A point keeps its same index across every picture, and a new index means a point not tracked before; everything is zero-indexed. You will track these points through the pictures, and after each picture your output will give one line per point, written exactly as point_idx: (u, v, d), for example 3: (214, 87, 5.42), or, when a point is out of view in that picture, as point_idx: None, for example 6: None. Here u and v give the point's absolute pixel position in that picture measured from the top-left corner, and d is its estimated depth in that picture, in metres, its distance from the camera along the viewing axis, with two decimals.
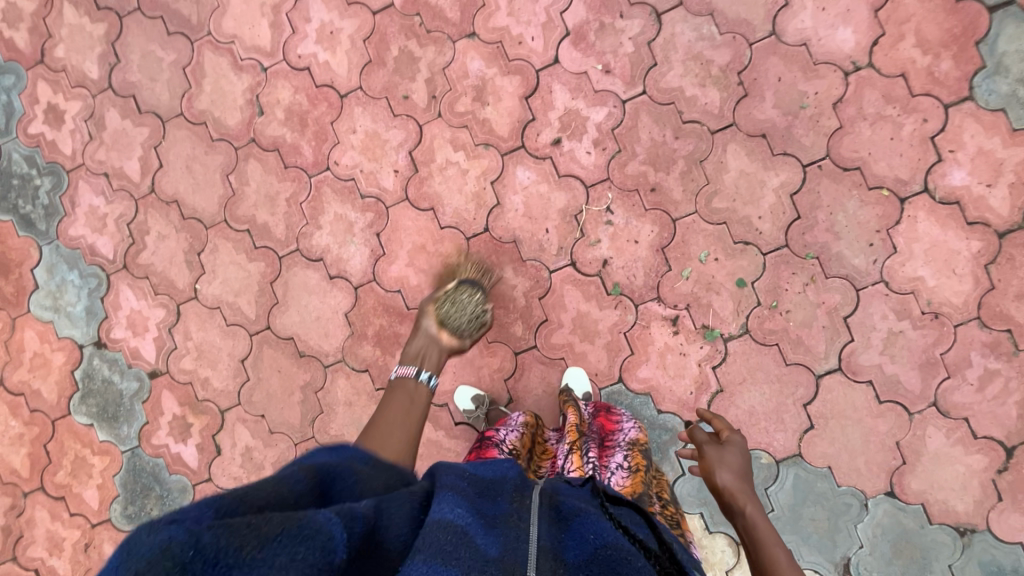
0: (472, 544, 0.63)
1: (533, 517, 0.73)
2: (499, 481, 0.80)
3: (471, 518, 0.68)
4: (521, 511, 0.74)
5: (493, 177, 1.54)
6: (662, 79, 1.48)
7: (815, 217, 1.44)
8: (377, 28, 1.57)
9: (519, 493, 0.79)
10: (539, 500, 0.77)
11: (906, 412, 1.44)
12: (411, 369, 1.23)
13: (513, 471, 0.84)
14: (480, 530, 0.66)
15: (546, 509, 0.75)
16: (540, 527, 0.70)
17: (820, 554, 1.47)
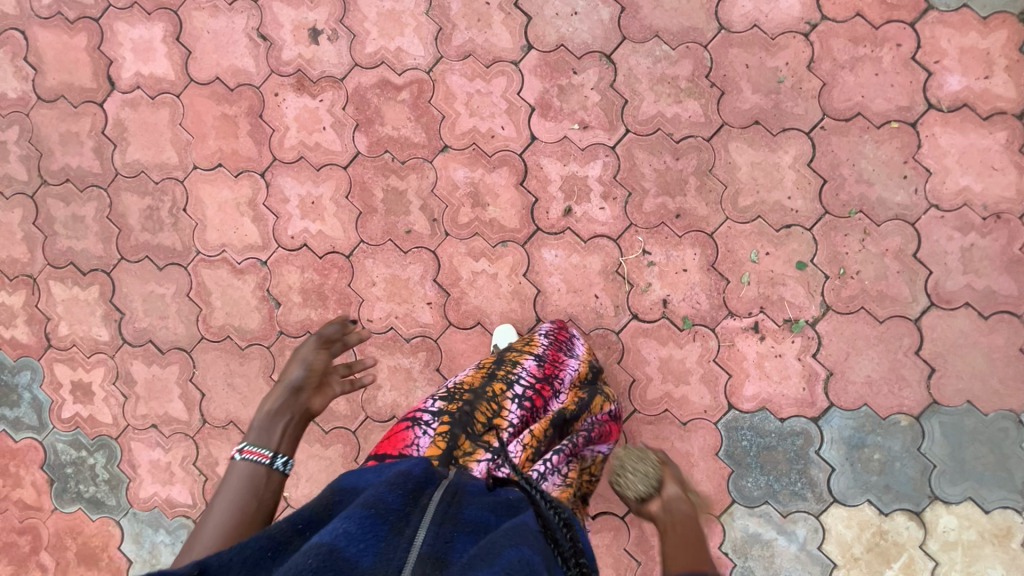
0: (346, 563, 0.60)
1: (427, 520, 0.67)
2: (412, 483, 0.73)
3: (359, 533, 0.64)
4: (420, 514, 0.69)
5: (524, 269, 1.51)
6: (638, 112, 1.49)
7: (840, 175, 1.43)
8: (355, 180, 1.57)
9: (420, 492, 0.72)
10: (441, 498, 0.72)
11: (1016, 316, 1.40)
12: (263, 454, 0.80)
13: (422, 468, 0.77)
14: (361, 547, 0.62)
15: (445, 509, 0.70)
16: (427, 531, 0.66)
17: (1001, 489, 1.41)
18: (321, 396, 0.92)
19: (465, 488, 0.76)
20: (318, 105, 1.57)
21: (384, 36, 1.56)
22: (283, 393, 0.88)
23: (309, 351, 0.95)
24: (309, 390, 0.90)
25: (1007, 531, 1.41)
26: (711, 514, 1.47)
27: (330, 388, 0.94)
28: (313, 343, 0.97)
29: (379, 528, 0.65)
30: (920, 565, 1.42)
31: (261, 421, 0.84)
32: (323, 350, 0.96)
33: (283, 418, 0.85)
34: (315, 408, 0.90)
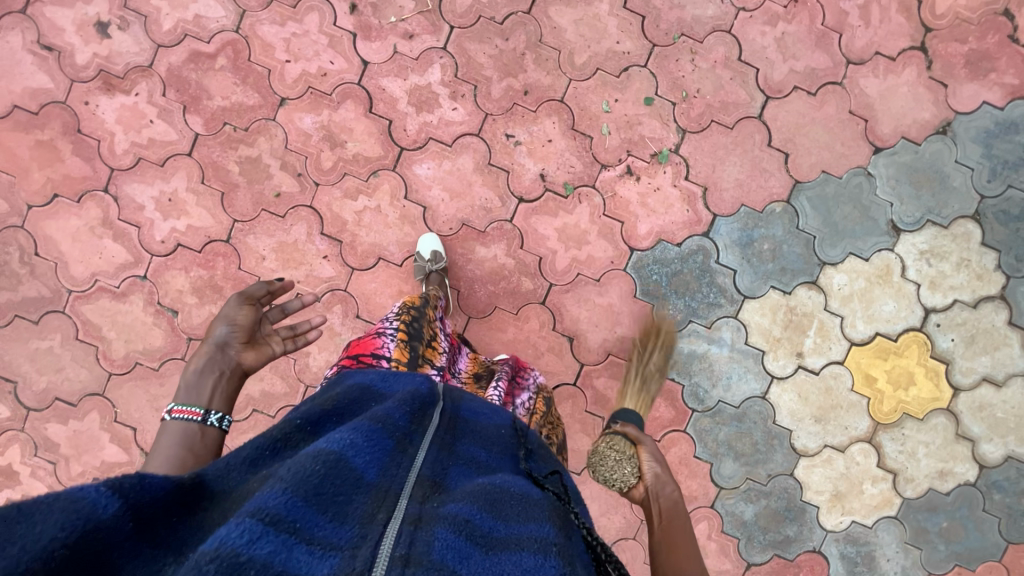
0: (353, 473, 0.61)
1: (427, 442, 0.73)
2: (418, 402, 0.77)
3: (366, 442, 0.65)
4: (414, 433, 0.73)
5: (403, 192, 1.52)
6: (456, 5, 1.50)
7: (654, 6, 1.51)
8: (204, 163, 1.51)
9: (422, 413, 0.77)
10: (440, 424, 0.78)
11: (837, 84, 1.55)
12: (194, 412, 0.87)
13: (428, 387, 0.82)
14: (369, 459, 0.64)
15: (444, 434, 0.77)
16: (428, 455, 0.71)
17: (872, 236, 1.59)
18: (252, 351, 1.00)
19: (459, 410, 0.84)
20: (136, 100, 1.49)
21: (176, 7, 1.48)
22: (210, 352, 0.95)
23: (235, 309, 1.01)
24: (237, 346, 0.98)
25: (887, 269, 1.60)
26: (649, 350, 1.58)
27: (265, 344, 1.02)
28: (236, 300, 1.02)
29: (386, 443, 0.67)
30: (831, 324, 1.60)
31: (191, 382, 0.91)
32: (248, 306, 1.02)
33: (213, 376, 0.93)
34: (244, 365, 0.98)
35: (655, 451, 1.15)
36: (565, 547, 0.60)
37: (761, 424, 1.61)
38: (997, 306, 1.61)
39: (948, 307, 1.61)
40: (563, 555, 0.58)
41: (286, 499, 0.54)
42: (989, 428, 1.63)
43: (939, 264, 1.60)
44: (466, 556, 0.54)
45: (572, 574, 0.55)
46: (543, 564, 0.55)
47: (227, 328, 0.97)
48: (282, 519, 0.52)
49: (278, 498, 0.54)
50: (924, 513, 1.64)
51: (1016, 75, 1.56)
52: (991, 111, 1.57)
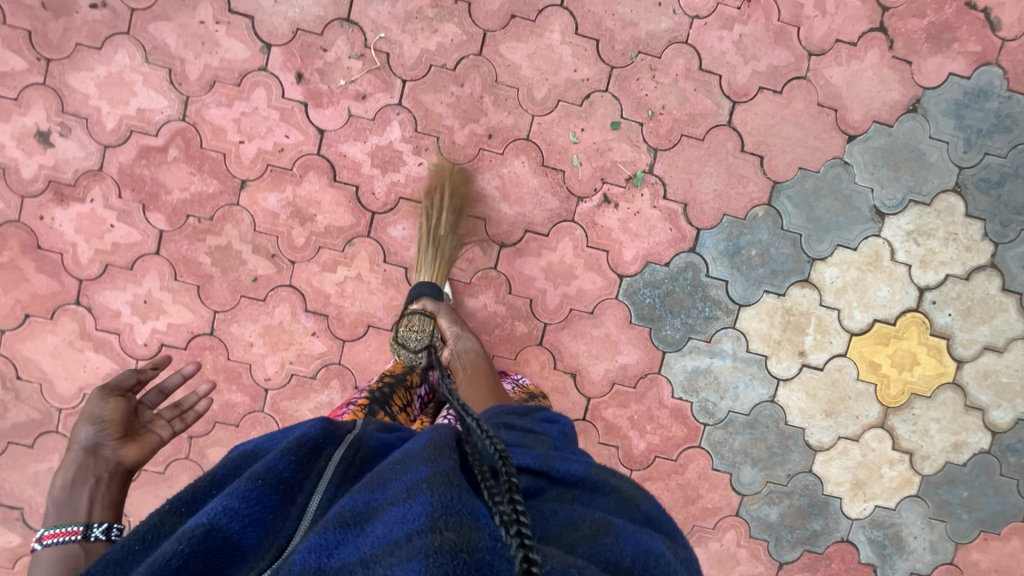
0: (228, 542, 0.62)
1: (322, 485, 0.71)
2: (307, 447, 0.73)
3: (241, 506, 0.64)
4: (306, 478, 0.71)
5: (382, 256, 1.49)
6: (404, 58, 1.45)
7: (607, 28, 1.47)
8: (174, 258, 1.46)
9: (315, 456, 0.73)
10: (341, 458, 0.75)
11: (802, 78, 1.53)
12: (72, 531, 0.84)
13: (320, 429, 0.76)
14: (245, 521, 0.63)
15: (345, 470, 0.74)
16: (323, 494, 0.70)
17: (857, 224, 1.58)
18: (130, 446, 0.99)
19: (367, 441, 0.80)
20: (93, 206, 1.43)
21: (116, 104, 1.42)
22: (78, 460, 0.93)
23: (98, 409, 1.01)
24: (111, 444, 0.97)
25: (877, 255, 1.59)
26: (652, 372, 1.57)
27: (146, 433, 1.03)
28: (99, 398, 1.03)
29: (267, 500, 0.66)
30: (828, 319, 1.59)
31: (61, 497, 0.89)
32: (115, 400, 1.03)
33: (88, 484, 0.92)
34: (125, 463, 0.97)
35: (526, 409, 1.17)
36: (439, 474, 0.64)
37: (774, 427, 1.61)
38: (989, 274, 1.61)
39: (941, 283, 1.60)
40: (435, 484, 0.62)
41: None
42: (996, 394, 1.64)
43: (927, 242, 1.59)
44: (338, 540, 0.58)
45: (441, 497, 0.60)
46: (410, 506, 0.60)
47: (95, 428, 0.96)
48: None
49: None
50: (944, 487, 1.66)
51: (978, 42, 1.54)
52: (958, 81, 1.55)
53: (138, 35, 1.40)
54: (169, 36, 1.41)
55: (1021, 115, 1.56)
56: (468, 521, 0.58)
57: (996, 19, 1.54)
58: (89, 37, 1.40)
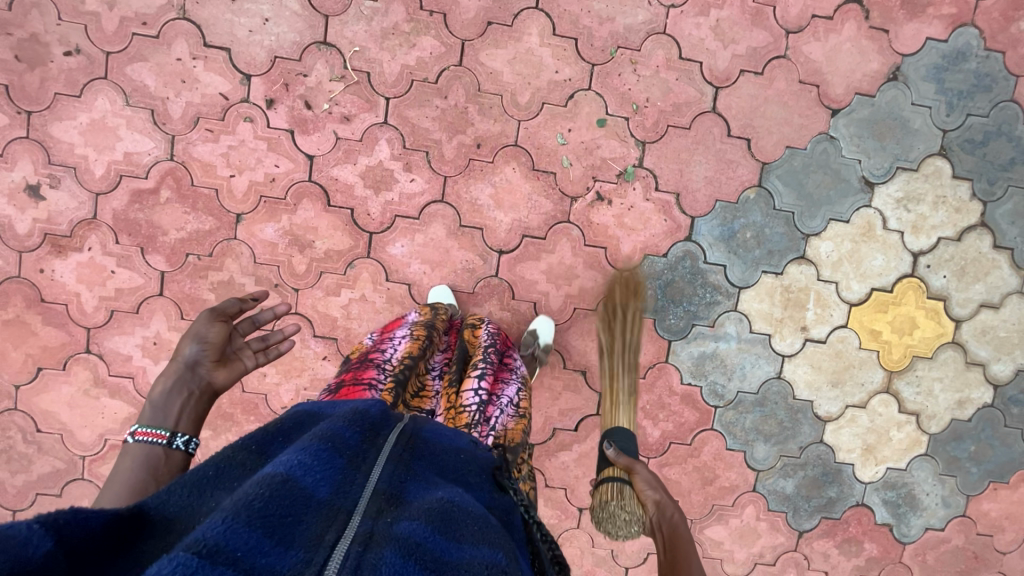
0: (302, 492, 0.63)
1: (381, 458, 0.74)
2: (367, 422, 0.78)
3: (315, 463, 0.67)
4: (368, 451, 0.74)
5: (384, 275, 1.50)
6: (385, 76, 1.44)
7: (584, 26, 1.47)
8: (179, 298, 1.47)
9: (374, 433, 0.78)
10: (397, 442, 0.78)
11: (782, 57, 1.53)
12: (159, 434, 0.85)
13: (378, 409, 0.82)
14: (319, 477, 0.66)
15: (401, 451, 0.76)
16: (383, 470, 0.72)
17: (848, 196, 1.60)
18: (223, 369, 0.97)
19: (419, 431, 0.83)
20: (91, 254, 1.44)
21: (103, 150, 1.41)
22: (179, 369, 0.93)
23: (204, 326, 0.97)
24: (208, 364, 0.95)
25: (869, 225, 1.61)
26: (660, 362, 1.60)
27: (236, 359, 1.00)
28: (207, 317, 0.99)
29: (336, 462, 0.69)
30: (827, 292, 1.62)
31: (157, 402, 0.89)
32: (220, 323, 0.99)
33: (182, 396, 0.91)
34: (212, 384, 0.95)
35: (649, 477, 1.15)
36: (514, 573, 0.62)
37: (783, 403, 1.65)
38: (979, 233, 1.63)
39: (934, 246, 1.63)
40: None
41: (229, 527, 0.55)
42: (995, 349, 1.68)
43: (917, 208, 1.61)
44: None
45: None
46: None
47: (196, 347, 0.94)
48: (219, 550, 0.52)
49: (217, 527, 0.54)
50: (951, 443, 1.71)
51: (952, 4, 1.55)
52: (936, 46, 1.56)
53: (117, 79, 1.39)
54: (147, 77, 1.40)
55: (999, 74, 1.58)
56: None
57: None
58: (68, 85, 1.39)
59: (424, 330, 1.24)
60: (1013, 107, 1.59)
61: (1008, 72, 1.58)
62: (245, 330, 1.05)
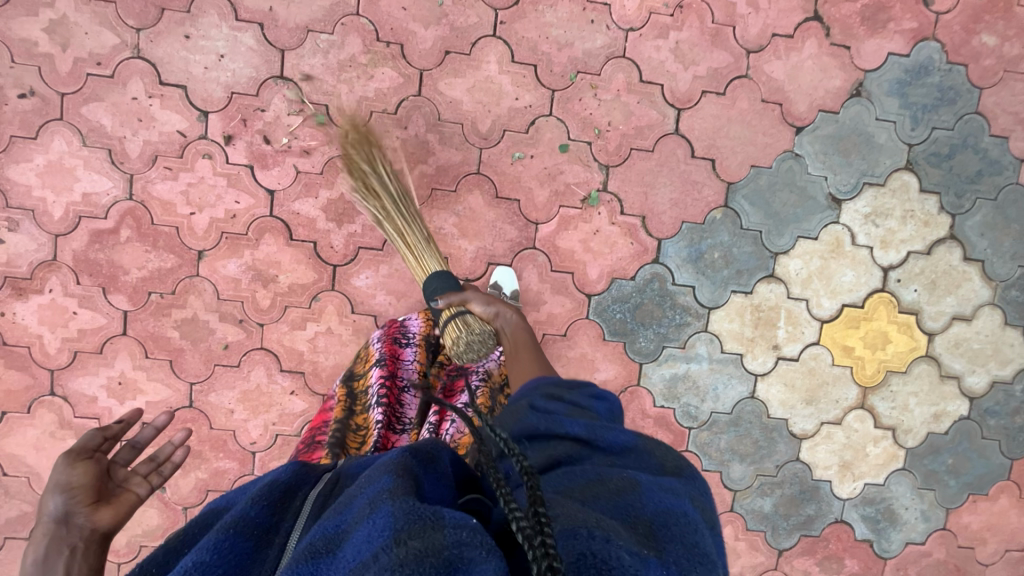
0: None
1: (300, 522, 0.68)
2: (279, 491, 0.69)
3: (214, 560, 0.61)
4: (286, 520, 0.68)
5: (349, 307, 1.49)
6: (344, 108, 1.44)
7: (543, 52, 1.46)
8: (143, 337, 1.46)
9: (289, 498, 0.70)
10: (319, 495, 0.72)
11: (744, 77, 1.52)
12: None
13: (291, 472, 0.73)
14: (220, 573, 0.60)
15: (325, 502, 0.72)
16: (302, 529, 0.68)
17: (815, 213, 1.59)
18: (104, 509, 0.89)
19: (347, 471, 0.77)
20: (53, 296, 1.42)
21: (61, 192, 1.40)
22: (49, 529, 0.83)
23: (64, 475, 0.90)
24: (84, 510, 0.87)
25: (838, 241, 1.60)
26: (632, 385, 1.59)
27: (120, 495, 0.94)
28: (63, 464, 0.93)
29: (241, 549, 0.62)
30: (797, 310, 1.61)
31: (32, 574, 0.78)
32: (83, 465, 0.94)
33: (63, 554, 0.82)
34: (100, 528, 0.87)
35: (482, 297, 1.24)
36: (401, 487, 0.63)
37: (757, 421, 1.64)
38: (949, 246, 1.63)
39: (904, 261, 1.62)
40: (396, 492, 0.61)
41: None
42: (969, 361, 1.67)
43: (885, 223, 1.61)
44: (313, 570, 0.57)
45: (403, 504, 0.59)
46: (374, 519, 0.58)
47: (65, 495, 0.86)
48: None
49: None
50: (929, 457, 1.70)
51: (913, 19, 1.54)
52: (898, 60, 1.55)
53: (73, 119, 1.39)
54: (103, 116, 1.39)
55: (963, 86, 1.57)
56: (429, 516, 0.57)
57: None
58: (23, 127, 1.38)
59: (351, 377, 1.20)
60: (978, 119, 1.59)
61: (972, 84, 1.57)
62: (124, 461, 1.00)
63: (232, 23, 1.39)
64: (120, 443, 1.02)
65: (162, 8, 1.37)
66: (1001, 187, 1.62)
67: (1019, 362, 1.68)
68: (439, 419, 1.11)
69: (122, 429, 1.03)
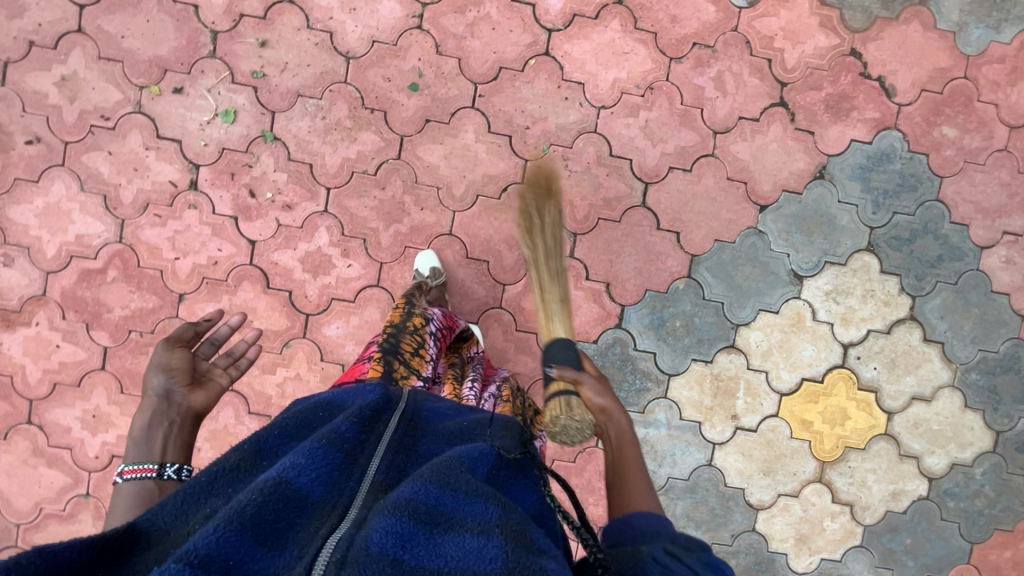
0: (298, 493, 0.64)
1: (381, 450, 0.76)
2: (368, 413, 0.79)
3: (309, 463, 0.67)
4: (367, 444, 0.75)
5: (319, 355, 1.55)
6: (327, 167, 1.52)
7: (518, 125, 1.55)
8: (119, 373, 1.52)
9: (374, 421, 0.79)
10: (398, 428, 0.80)
11: (709, 156, 1.60)
12: (148, 468, 0.86)
13: (379, 395, 0.84)
14: (314, 477, 0.67)
15: (401, 437, 0.79)
16: (381, 460, 0.74)
17: (776, 289, 1.64)
18: (198, 391, 0.99)
19: (419, 411, 0.86)
20: (39, 329, 1.50)
21: (55, 232, 1.49)
22: (157, 403, 0.94)
23: (165, 356, 0.99)
24: (182, 390, 0.97)
25: (798, 316, 1.64)
26: (589, 447, 1.62)
27: (210, 380, 1.02)
28: (163, 347, 1.00)
29: (333, 457, 0.70)
30: (757, 381, 1.64)
31: (140, 438, 0.90)
32: (179, 349, 1.01)
33: (164, 425, 0.93)
34: (194, 407, 0.97)
35: None
36: (509, 524, 0.65)
37: (714, 489, 1.65)
38: (909, 326, 1.66)
39: (864, 338, 1.66)
40: (508, 532, 0.63)
41: (221, 536, 0.56)
42: (928, 442, 1.68)
43: (846, 300, 1.65)
44: (413, 532, 0.60)
45: (515, 551, 0.61)
46: (485, 544, 0.61)
47: (164, 376, 0.95)
48: (214, 561, 0.54)
49: (210, 537, 0.56)
50: (886, 535, 1.70)
51: (876, 109, 1.61)
52: (860, 147, 1.62)
53: (73, 166, 1.48)
54: (102, 164, 1.49)
55: (924, 175, 1.63)
56: (539, 575, 0.58)
57: (890, 86, 1.61)
58: (27, 171, 1.48)
59: (383, 364, 1.01)
60: (938, 206, 1.64)
61: (932, 173, 1.63)
62: (209, 351, 1.07)
63: (229, 84, 1.49)
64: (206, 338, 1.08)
65: (164, 69, 1.48)
66: (961, 272, 1.66)
67: (980, 445, 1.69)
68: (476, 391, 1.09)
69: (211, 325, 1.08)
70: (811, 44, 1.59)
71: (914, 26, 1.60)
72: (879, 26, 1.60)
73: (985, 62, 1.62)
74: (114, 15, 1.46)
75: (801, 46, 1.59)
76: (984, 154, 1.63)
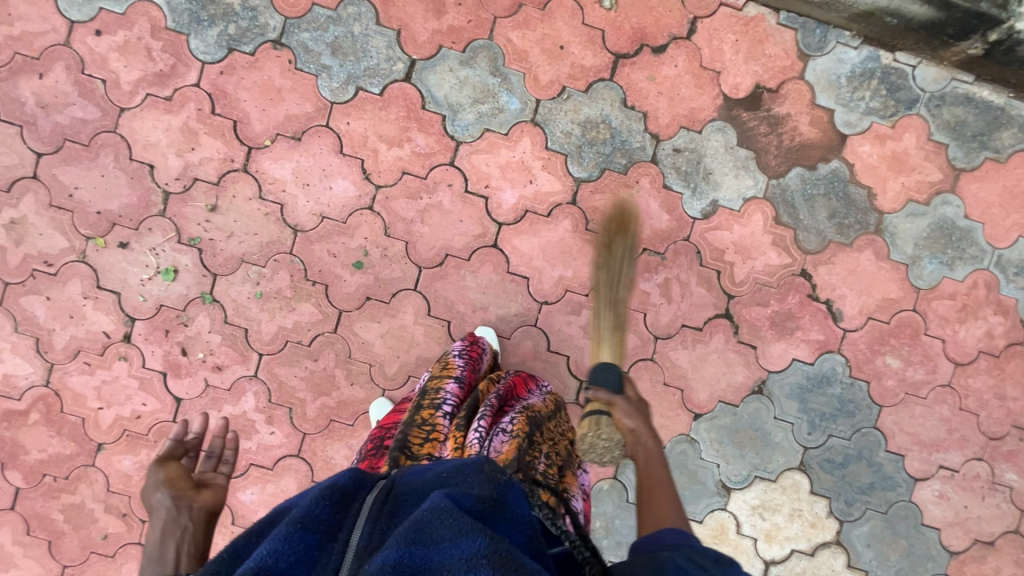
0: None
1: (361, 523, 0.67)
2: (339, 492, 0.68)
3: (285, 548, 0.60)
4: (346, 518, 0.66)
5: (230, 518, 1.52)
6: (262, 334, 1.52)
7: (458, 311, 1.53)
8: (28, 515, 1.50)
9: (348, 499, 0.68)
10: (375, 500, 0.70)
11: (648, 360, 1.58)
12: None
13: (349, 476, 0.71)
14: (292, 561, 0.60)
15: (381, 506, 0.69)
16: (363, 528, 0.66)
17: (702, 498, 1.61)
18: (205, 491, 0.90)
19: (400, 480, 0.75)
20: None
21: None
22: (164, 516, 0.83)
23: (160, 473, 0.89)
24: (190, 493, 0.88)
25: (723, 527, 1.61)
26: None
27: (212, 482, 0.93)
28: (153, 468, 0.91)
29: (309, 541, 0.61)
30: None
31: (151, 555, 0.79)
32: (170, 465, 0.92)
33: (176, 536, 0.82)
34: (206, 507, 0.87)
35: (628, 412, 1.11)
36: (500, 552, 0.61)
37: None
38: (834, 551, 1.62)
39: (787, 558, 1.62)
40: (497, 561, 0.59)
41: None
42: None
43: (773, 517, 1.61)
44: None
45: None
46: None
47: (160, 489, 0.86)
48: None
49: None
50: None
51: (820, 331, 1.60)
52: (801, 367, 1.60)
53: (10, 307, 1.48)
54: (39, 309, 1.48)
55: (863, 401, 1.61)
56: None
57: (837, 311, 1.60)
58: None
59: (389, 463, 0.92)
60: (875, 433, 1.62)
61: (872, 400, 1.61)
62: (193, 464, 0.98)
63: (175, 244, 1.49)
64: (196, 451, 0.99)
65: (113, 223, 1.48)
66: (892, 502, 1.63)
67: None
68: (484, 421, 1.00)
69: (196, 436, 1.01)
70: (762, 261, 1.59)
71: (868, 254, 1.60)
72: (832, 250, 1.59)
73: (935, 297, 1.61)
74: (70, 166, 1.46)
75: (751, 262, 1.59)
76: (926, 388, 1.62)
